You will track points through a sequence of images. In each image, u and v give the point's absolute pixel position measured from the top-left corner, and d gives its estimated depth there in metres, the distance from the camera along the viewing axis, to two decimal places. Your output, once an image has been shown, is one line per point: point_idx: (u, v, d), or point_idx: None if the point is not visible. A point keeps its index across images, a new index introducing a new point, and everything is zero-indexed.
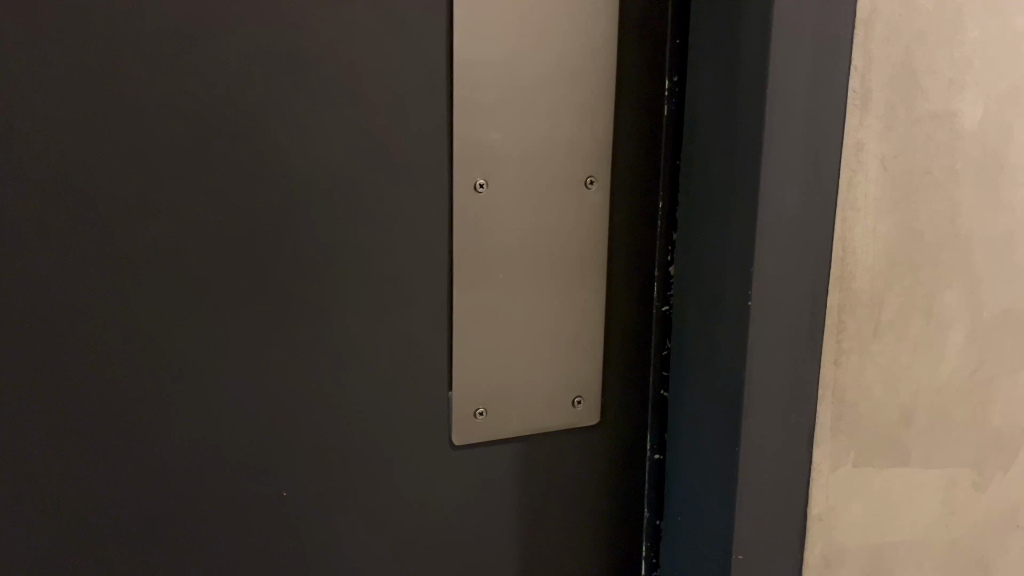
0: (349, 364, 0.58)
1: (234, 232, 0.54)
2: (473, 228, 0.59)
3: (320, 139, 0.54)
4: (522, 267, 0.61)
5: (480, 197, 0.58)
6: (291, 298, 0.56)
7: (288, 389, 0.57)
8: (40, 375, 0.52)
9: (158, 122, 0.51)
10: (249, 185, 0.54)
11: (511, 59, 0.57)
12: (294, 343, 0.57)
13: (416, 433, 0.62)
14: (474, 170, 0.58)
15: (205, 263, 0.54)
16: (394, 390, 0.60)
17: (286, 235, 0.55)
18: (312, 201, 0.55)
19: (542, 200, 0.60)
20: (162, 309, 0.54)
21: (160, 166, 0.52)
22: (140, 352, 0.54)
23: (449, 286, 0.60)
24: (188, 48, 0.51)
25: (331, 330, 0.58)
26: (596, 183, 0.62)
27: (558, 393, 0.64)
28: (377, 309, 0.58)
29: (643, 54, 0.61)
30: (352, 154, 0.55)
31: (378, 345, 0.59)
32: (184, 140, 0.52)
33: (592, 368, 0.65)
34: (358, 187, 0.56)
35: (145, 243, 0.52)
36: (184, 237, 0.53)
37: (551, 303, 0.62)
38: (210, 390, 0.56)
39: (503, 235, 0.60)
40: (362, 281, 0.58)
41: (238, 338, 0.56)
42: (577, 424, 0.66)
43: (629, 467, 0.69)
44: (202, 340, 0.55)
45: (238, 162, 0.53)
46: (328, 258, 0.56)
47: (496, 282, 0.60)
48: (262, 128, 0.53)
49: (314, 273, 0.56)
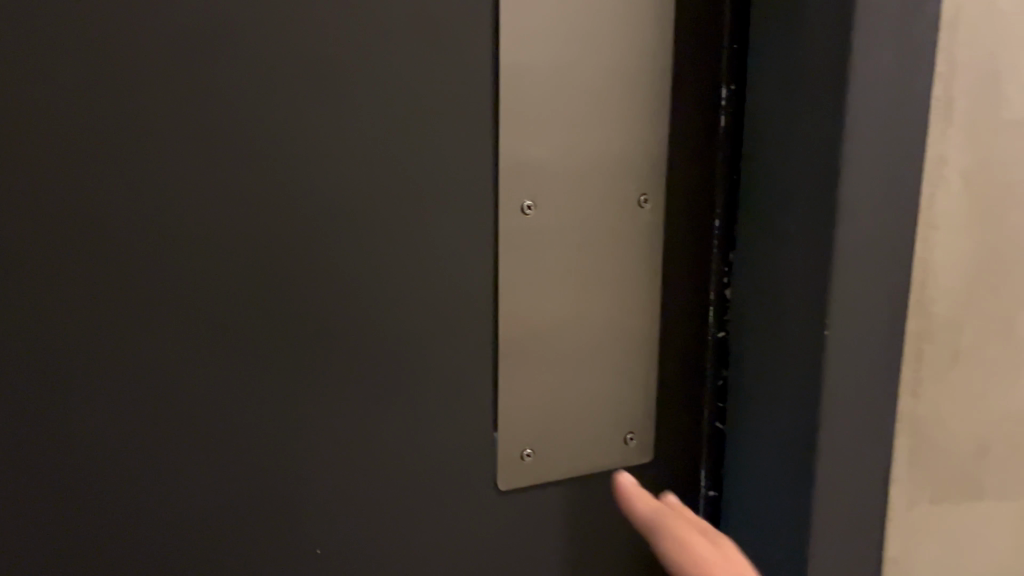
0: (387, 405, 0.53)
1: (263, 262, 0.49)
2: (521, 254, 0.54)
3: (355, 159, 0.49)
4: (571, 294, 0.56)
5: (528, 218, 0.53)
6: (323, 334, 0.51)
7: (319, 436, 0.52)
8: (54, 429, 0.47)
9: (176, 147, 0.46)
10: (278, 210, 0.48)
11: (560, 68, 0.52)
12: (328, 385, 0.52)
13: (456, 479, 0.56)
14: (521, 190, 0.53)
15: (230, 298, 0.48)
16: (435, 430, 0.55)
17: (317, 266, 0.50)
18: (346, 230, 0.50)
19: (593, 222, 0.55)
20: (177, 355, 0.48)
21: (181, 192, 0.46)
22: (162, 397, 0.48)
23: (494, 316, 0.55)
24: (210, 61, 0.45)
25: (367, 370, 0.52)
26: (649, 201, 0.57)
27: (608, 429, 0.59)
28: (415, 346, 0.53)
29: (700, 61, 0.56)
30: (390, 174, 0.50)
31: (418, 385, 0.54)
32: (204, 165, 0.46)
33: (644, 401, 0.60)
34: (397, 216, 0.51)
35: (165, 277, 0.47)
36: (207, 271, 0.48)
37: (602, 332, 0.57)
38: (235, 440, 0.50)
39: (551, 261, 0.55)
40: (400, 313, 0.52)
41: (264, 383, 0.50)
42: (627, 462, 0.61)
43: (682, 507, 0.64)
44: (225, 384, 0.49)
45: (267, 185, 0.48)
46: (365, 290, 0.51)
47: (545, 311, 0.55)
48: (292, 149, 0.48)
49: (349, 307, 0.51)
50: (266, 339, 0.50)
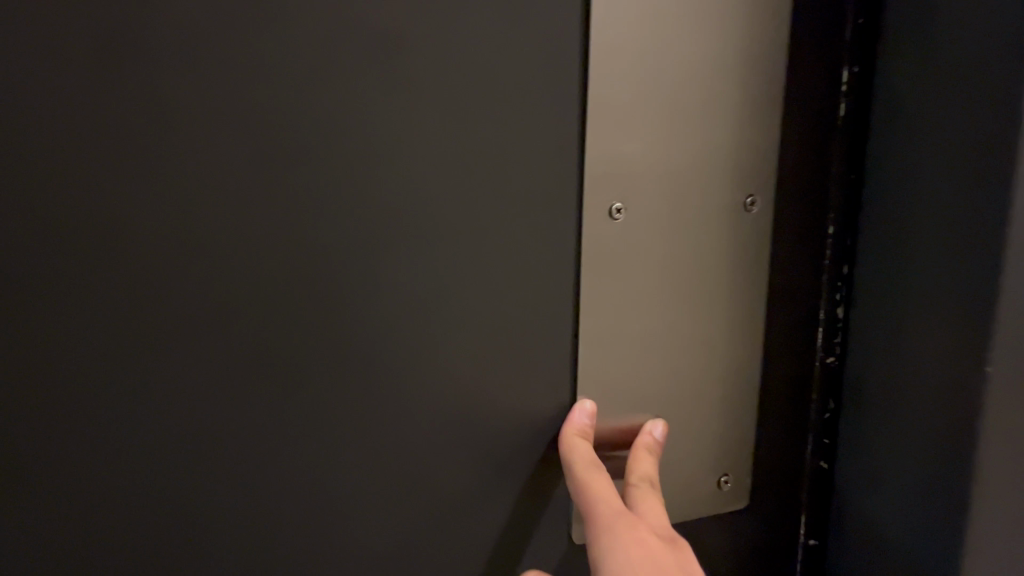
0: (458, 457, 0.44)
1: (312, 290, 0.38)
2: (607, 268, 0.45)
3: (426, 156, 0.39)
4: (663, 314, 0.47)
5: (616, 224, 0.44)
6: (384, 376, 0.41)
7: (373, 497, 0.42)
8: (39, 518, 0.36)
9: (200, 148, 0.35)
10: (331, 223, 0.38)
11: (660, 46, 0.43)
12: (385, 437, 0.42)
13: (528, 539, 0.47)
14: (611, 191, 0.44)
15: (273, 336, 0.38)
16: (509, 484, 0.46)
17: (376, 292, 0.40)
18: (412, 247, 0.40)
19: (691, 229, 0.46)
20: (199, 412, 0.38)
21: (209, 205, 0.35)
22: (186, 467, 0.38)
23: (574, 343, 0.45)
24: (246, 32, 0.34)
25: (432, 417, 0.42)
26: (756, 204, 0.48)
27: (700, 471, 0.51)
28: (487, 385, 0.43)
29: (820, 38, 0.47)
30: (465, 176, 0.40)
31: (490, 431, 0.44)
32: (239, 170, 0.36)
33: (741, 438, 0.51)
34: (473, 228, 0.41)
35: (188, 315, 0.36)
36: (243, 304, 0.37)
37: (694, 358, 0.49)
38: (276, 511, 0.40)
39: (642, 275, 0.46)
40: (474, 347, 0.42)
41: (308, 437, 0.40)
42: (721, 510, 0.52)
43: (780, 559, 0.55)
44: (265, 445, 0.39)
45: (317, 192, 0.37)
46: (434, 320, 0.41)
47: (632, 335, 0.47)
48: (349, 146, 0.37)
49: (414, 342, 0.41)
50: (313, 386, 0.40)
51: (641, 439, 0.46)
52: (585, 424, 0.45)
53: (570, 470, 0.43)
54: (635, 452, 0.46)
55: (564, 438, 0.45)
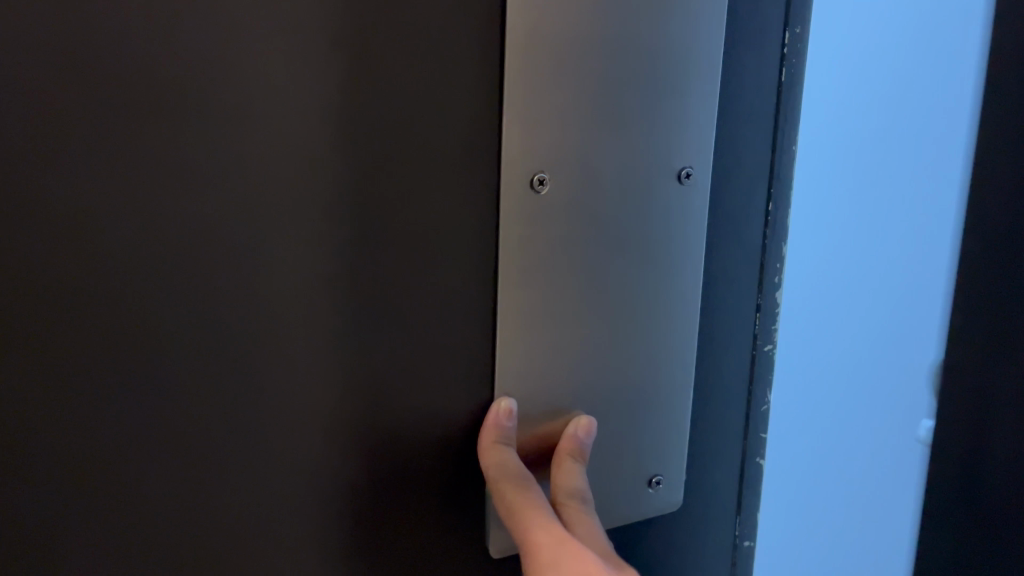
0: (363, 468, 0.38)
1: (184, 274, 0.32)
2: (529, 245, 0.39)
3: (314, 114, 0.33)
4: (591, 299, 0.41)
5: (540, 198, 0.39)
6: (272, 372, 0.35)
7: (236, 511, 0.35)
8: None
9: (12, 87, 0.28)
10: (208, 194, 0.32)
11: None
12: (259, 442, 0.35)
13: (432, 553, 0.41)
14: (532, 157, 0.38)
15: (135, 329, 0.31)
16: (420, 495, 0.40)
17: (250, 274, 0.33)
18: (303, 222, 0.34)
19: (622, 203, 0.41)
20: (5, 400, 0.30)
21: (50, 170, 0.29)
22: (27, 492, 0.31)
23: (491, 332, 0.40)
24: None
25: (318, 417, 0.36)
26: (693, 176, 0.43)
27: (631, 473, 0.45)
28: (385, 376, 0.37)
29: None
30: (363, 138, 0.34)
31: (400, 436, 0.38)
32: (88, 124, 0.29)
33: (674, 435, 0.46)
34: (373, 201, 0.35)
35: (26, 304, 0.29)
36: (96, 292, 0.30)
37: (627, 346, 0.43)
38: (147, 541, 0.34)
39: (568, 255, 0.40)
40: (378, 340, 0.37)
41: (155, 436, 0.33)
42: (653, 513, 0.47)
43: (716, 565, 0.51)
44: (131, 460, 0.33)
45: (186, 156, 0.31)
46: (331, 308, 0.35)
47: (559, 323, 0.41)
48: (223, 98, 0.31)
49: (308, 336, 0.35)
50: (169, 381, 0.33)
51: (563, 445, 0.41)
52: (507, 429, 0.40)
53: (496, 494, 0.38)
54: (557, 463, 0.41)
55: (482, 454, 0.39)
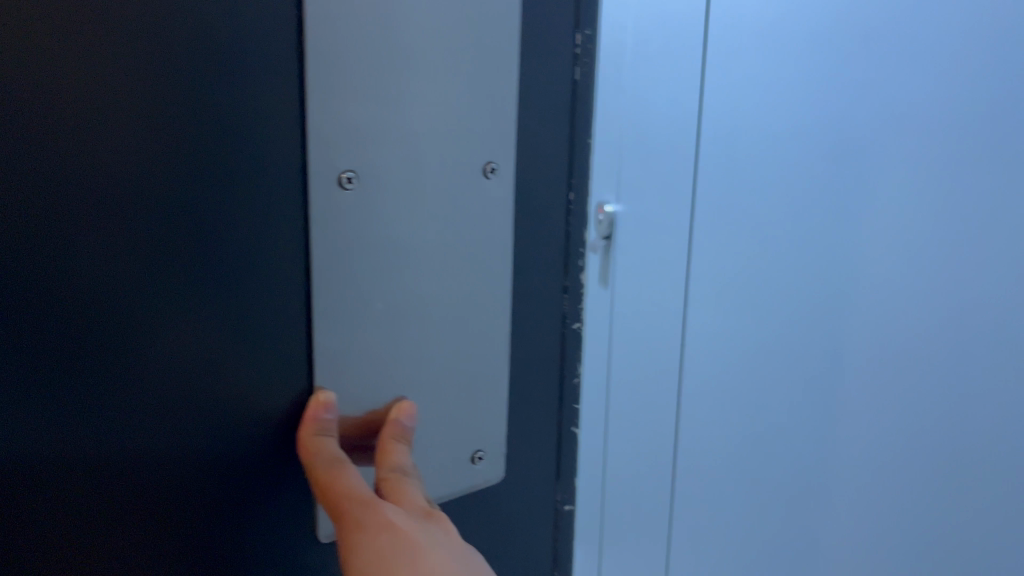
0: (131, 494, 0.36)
1: None
2: (341, 241, 0.40)
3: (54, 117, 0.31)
4: (404, 288, 0.44)
5: (347, 193, 0.40)
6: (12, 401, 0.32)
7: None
8: None
9: None
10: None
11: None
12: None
13: (254, 546, 0.41)
14: (339, 155, 0.39)
15: None
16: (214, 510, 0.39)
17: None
18: (44, 235, 0.31)
19: (428, 196, 0.43)
20: None
21: None
22: None
23: (307, 329, 0.41)
24: None
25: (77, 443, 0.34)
26: (497, 171, 0.46)
27: (457, 450, 0.48)
28: (161, 391, 0.36)
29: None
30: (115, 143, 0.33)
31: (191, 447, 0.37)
32: None
33: (493, 411, 0.49)
34: (129, 210, 0.33)
35: None
36: None
37: (443, 331, 0.46)
38: None
39: (381, 247, 0.42)
40: (146, 355, 0.35)
41: None
42: (478, 487, 0.50)
43: (539, 529, 0.54)
44: None
45: None
46: (86, 324, 0.33)
47: (379, 312, 0.43)
48: None
49: (62, 356, 0.33)
50: None
51: (391, 427, 0.43)
52: (326, 421, 0.41)
53: (313, 474, 0.40)
54: (384, 443, 0.43)
55: (304, 436, 0.40)
